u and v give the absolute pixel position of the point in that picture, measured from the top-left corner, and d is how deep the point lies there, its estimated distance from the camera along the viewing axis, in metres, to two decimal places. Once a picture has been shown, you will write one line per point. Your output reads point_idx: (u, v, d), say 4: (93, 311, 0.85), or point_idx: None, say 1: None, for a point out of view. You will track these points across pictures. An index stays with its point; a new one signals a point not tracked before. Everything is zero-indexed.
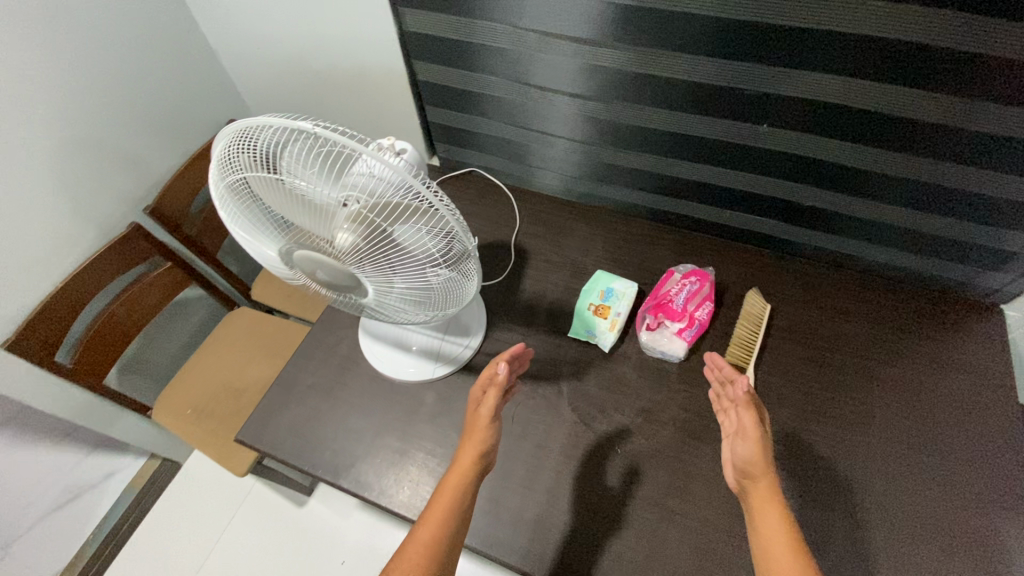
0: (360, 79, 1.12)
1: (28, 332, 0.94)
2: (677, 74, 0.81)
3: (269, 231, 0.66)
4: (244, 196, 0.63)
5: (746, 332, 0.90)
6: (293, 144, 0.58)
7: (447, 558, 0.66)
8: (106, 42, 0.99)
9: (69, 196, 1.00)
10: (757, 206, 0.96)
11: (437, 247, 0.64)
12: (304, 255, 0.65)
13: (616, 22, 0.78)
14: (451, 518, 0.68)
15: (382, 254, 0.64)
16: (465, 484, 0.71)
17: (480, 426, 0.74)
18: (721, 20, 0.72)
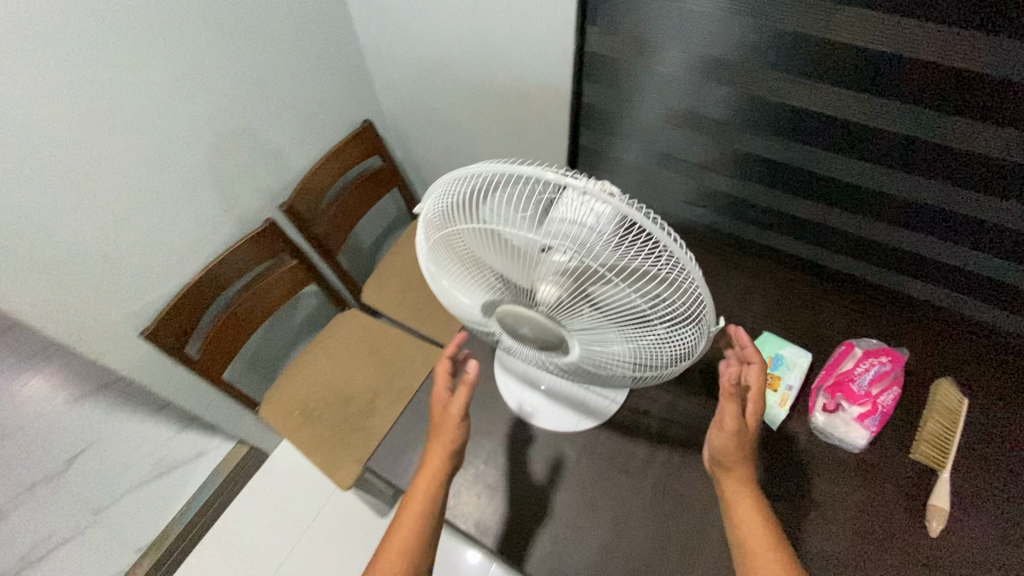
0: (516, 91, 1.06)
1: (166, 322, 0.94)
2: (884, 124, 0.77)
3: (465, 279, 0.64)
4: (445, 246, 0.61)
5: (938, 427, 0.78)
6: (500, 188, 0.54)
7: (423, 560, 0.65)
8: (278, 34, 0.97)
9: (217, 187, 0.98)
10: (939, 271, 0.92)
11: (655, 306, 0.54)
12: (511, 310, 0.62)
13: (829, 63, 0.74)
14: (423, 523, 0.66)
15: (593, 311, 0.56)
16: (436, 487, 0.67)
17: (450, 428, 0.69)
18: (952, 72, 0.68)
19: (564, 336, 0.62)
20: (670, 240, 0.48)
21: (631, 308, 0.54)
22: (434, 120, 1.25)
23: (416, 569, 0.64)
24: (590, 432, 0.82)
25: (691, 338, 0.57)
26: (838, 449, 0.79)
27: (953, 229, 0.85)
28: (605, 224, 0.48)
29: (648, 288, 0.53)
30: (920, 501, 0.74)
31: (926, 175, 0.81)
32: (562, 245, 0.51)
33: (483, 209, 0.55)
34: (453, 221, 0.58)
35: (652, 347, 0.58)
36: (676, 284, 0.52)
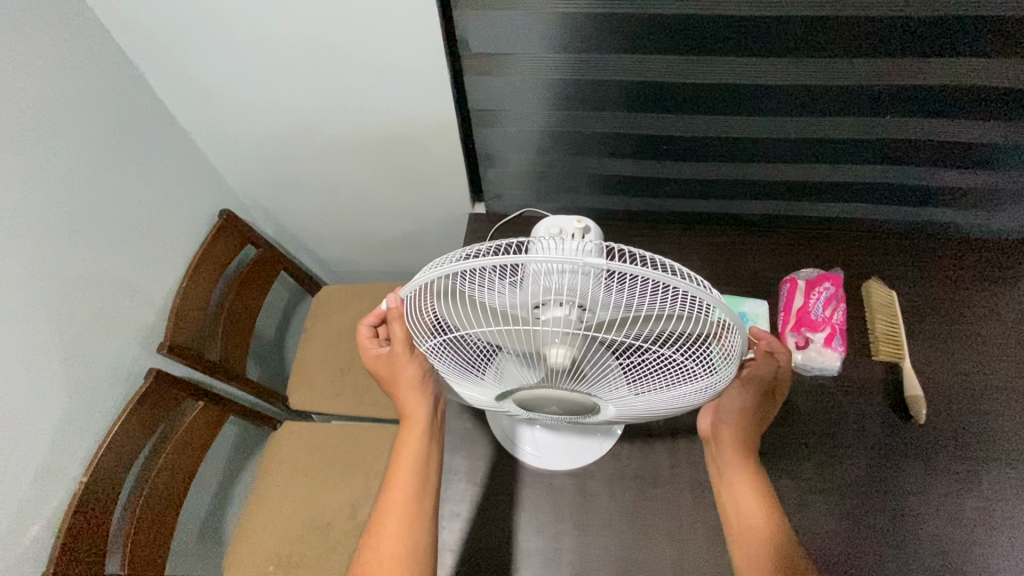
0: (388, 139, 0.97)
1: (66, 557, 0.73)
2: (768, 81, 0.78)
3: (464, 365, 0.58)
4: (437, 345, 0.56)
5: (886, 325, 0.87)
6: (466, 276, 0.51)
7: (426, 501, 0.65)
8: (77, 162, 0.79)
9: (65, 364, 0.77)
10: (850, 193, 0.94)
11: (669, 333, 0.50)
12: (529, 394, 0.59)
13: (701, 36, 0.73)
14: (419, 470, 0.66)
15: (613, 355, 0.53)
16: (422, 433, 0.68)
17: (404, 365, 0.64)
18: (811, 19, 0.69)
19: (599, 399, 0.60)
20: (658, 271, 0.44)
21: (647, 343, 0.51)
22: (300, 187, 1.10)
23: (422, 512, 0.64)
24: (611, 456, 0.79)
25: (720, 355, 0.52)
26: (821, 378, 0.85)
27: (848, 152, 0.87)
28: (584, 274, 0.46)
29: (658, 321, 0.49)
30: (895, 396, 0.83)
31: (810, 113, 0.81)
32: (556, 298, 0.49)
33: (460, 298, 0.51)
34: (434, 318, 0.54)
35: (682, 377, 0.54)
36: (685, 309, 0.48)
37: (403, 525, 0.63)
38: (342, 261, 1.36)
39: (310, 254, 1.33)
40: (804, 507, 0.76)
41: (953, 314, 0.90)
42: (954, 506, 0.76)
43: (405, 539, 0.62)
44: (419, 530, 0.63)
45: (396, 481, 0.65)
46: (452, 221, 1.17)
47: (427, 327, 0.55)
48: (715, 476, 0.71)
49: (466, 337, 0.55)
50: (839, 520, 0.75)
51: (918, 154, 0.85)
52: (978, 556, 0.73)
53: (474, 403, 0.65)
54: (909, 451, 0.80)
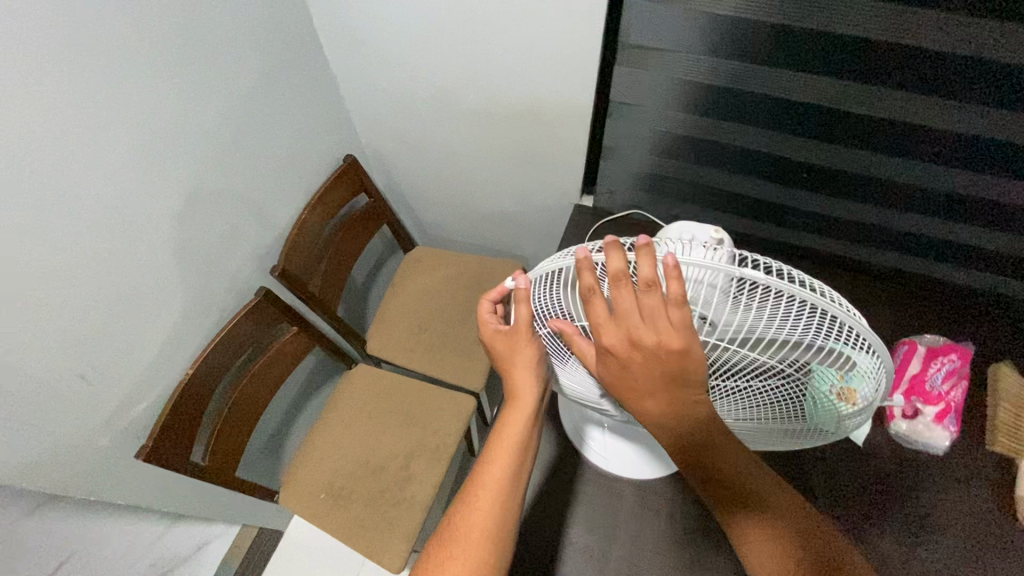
0: (517, 117, 0.98)
1: (163, 435, 0.81)
2: (938, 125, 0.72)
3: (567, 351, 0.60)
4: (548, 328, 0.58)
5: (1008, 414, 0.79)
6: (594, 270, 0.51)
7: (518, 486, 0.61)
8: (238, 87, 0.86)
9: (192, 263, 0.85)
10: (996, 260, 0.86)
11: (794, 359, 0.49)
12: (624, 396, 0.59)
13: (878, 64, 0.69)
14: (518, 452, 0.62)
15: (724, 368, 0.54)
16: (528, 414, 0.63)
17: (523, 345, 0.60)
18: (1009, 67, 0.64)
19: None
20: (798, 291, 0.42)
21: (767, 364, 0.50)
22: (419, 145, 1.14)
23: (513, 497, 0.60)
24: (678, 476, 0.77)
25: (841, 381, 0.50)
26: (922, 453, 0.78)
27: (1010, 219, 0.79)
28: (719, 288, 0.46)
29: (787, 346, 0.47)
30: (1003, 491, 0.75)
31: (973, 168, 0.75)
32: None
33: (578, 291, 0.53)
34: (549, 305, 0.55)
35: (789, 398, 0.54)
36: (820, 337, 0.46)
37: (494, 505, 0.59)
38: (438, 225, 1.39)
39: (410, 213, 1.38)
40: None
41: None
42: None
43: (493, 521, 0.58)
44: (508, 515, 0.59)
45: (494, 458, 0.61)
46: (555, 207, 1.17)
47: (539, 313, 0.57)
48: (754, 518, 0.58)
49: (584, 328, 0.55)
50: None
51: None
52: None
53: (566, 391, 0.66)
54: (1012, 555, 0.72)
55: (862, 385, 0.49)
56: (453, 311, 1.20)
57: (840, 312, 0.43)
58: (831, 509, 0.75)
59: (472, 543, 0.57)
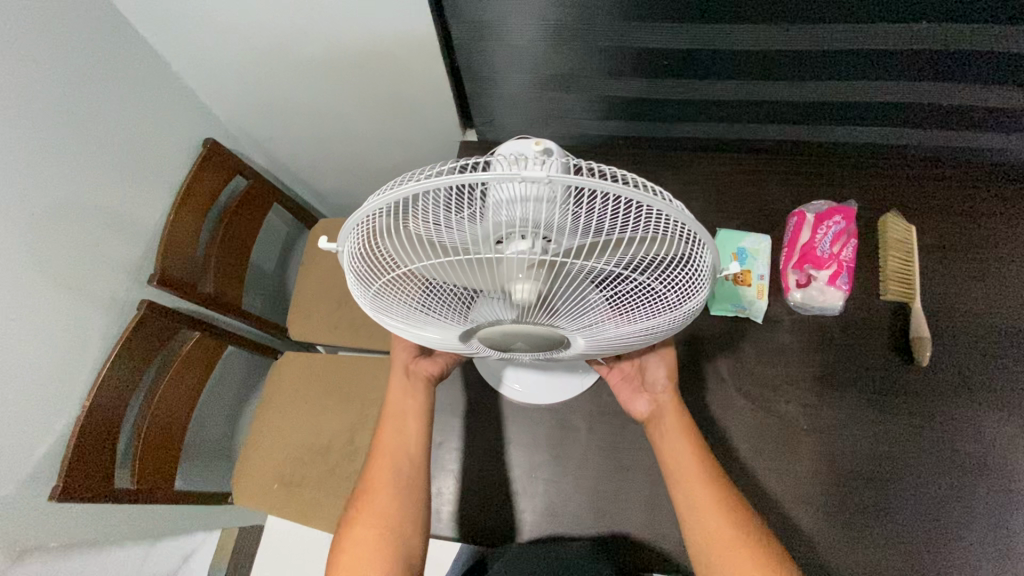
0: (371, 59, 0.91)
1: (75, 473, 0.78)
2: None
3: (423, 303, 0.54)
4: (396, 282, 0.52)
5: (897, 262, 0.81)
6: (420, 203, 0.46)
7: (413, 448, 0.69)
8: (43, 91, 0.76)
9: (54, 292, 0.79)
10: (872, 111, 0.84)
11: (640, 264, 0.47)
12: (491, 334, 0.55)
13: None
14: (409, 421, 0.70)
15: (583, 287, 0.49)
16: (413, 388, 0.72)
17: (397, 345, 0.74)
18: None
19: (562, 333, 0.54)
20: (630, 190, 0.40)
21: (619, 270, 0.47)
22: (283, 113, 1.06)
23: (409, 457, 0.68)
24: (592, 392, 0.78)
25: (692, 279, 0.49)
26: (821, 317, 0.80)
27: (872, 65, 0.77)
28: (546, 199, 0.42)
29: (634, 248, 0.45)
30: (899, 337, 0.79)
31: (826, 20, 0.72)
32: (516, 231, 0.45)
33: (411, 231, 0.47)
34: (387, 253, 0.50)
35: (654, 310, 0.51)
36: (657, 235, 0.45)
37: (393, 463, 0.67)
38: (340, 192, 1.34)
39: (304, 185, 1.30)
40: (785, 448, 0.75)
41: (977, 251, 0.83)
42: (946, 452, 0.73)
43: (395, 475, 0.66)
44: (406, 472, 0.67)
45: (387, 431, 0.70)
46: (443, 147, 1.13)
47: (381, 264, 0.51)
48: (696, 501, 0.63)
49: (432, 273, 0.50)
50: (820, 459, 0.74)
51: (943, 67, 0.76)
52: (964, 503, 0.71)
53: (444, 347, 0.61)
54: (908, 392, 0.76)
55: (709, 278, 0.50)
56: None
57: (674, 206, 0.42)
58: (741, 389, 0.78)
59: (383, 498, 0.65)
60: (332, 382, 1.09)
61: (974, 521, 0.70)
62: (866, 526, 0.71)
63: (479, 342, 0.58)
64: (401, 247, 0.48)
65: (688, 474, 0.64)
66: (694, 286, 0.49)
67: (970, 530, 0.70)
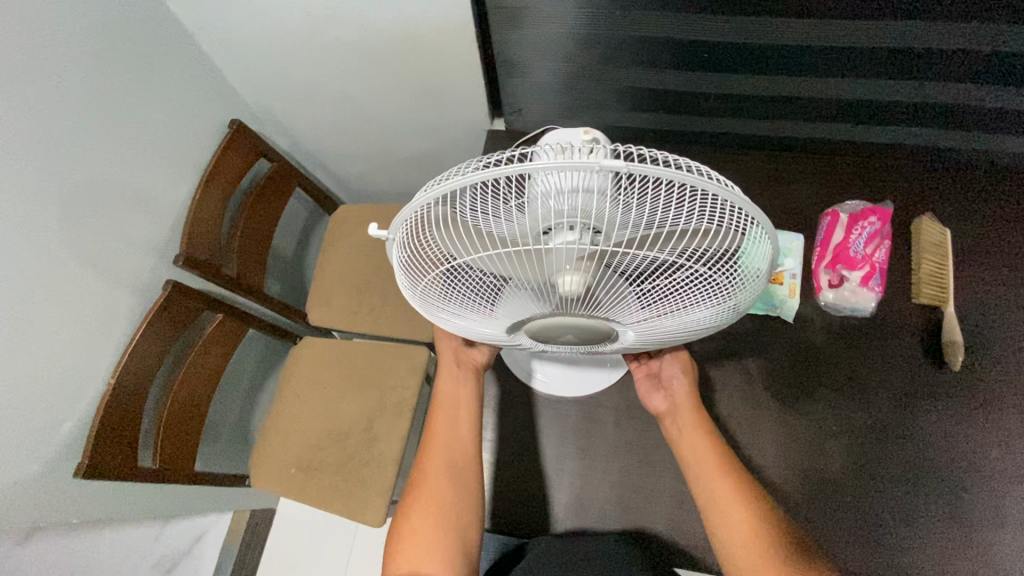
0: (402, 43, 0.89)
1: (99, 451, 0.79)
2: None
3: (466, 295, 0.54)
4: (440, 274, 0.52)
5: (931, 265, 0.80)
6: (470, 193, 0.45)
7: (470, 436, 0.69)
8: (73, 66, 0.76)
9: (82, 270, 0.79)
10: (913, 111, 0.83)
11: (694, 255, 0.46)
12: (535, 326, 0.54)
13: None
14: (465, 409, 0.70)
15: (632, 280, 0.48)
16: (465, 377, 0.72)
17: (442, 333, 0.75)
18: None
19: (606, 326, 0.54)
20: (686, 176, 0.39)
21: (670, 261, 0.46)
22: (310, 97, 1.05)
23: (467, 444, 0.68)
24: (620, 387, 0.78)
25: (744, 270, 0.47)
26: (852, 319, 0.80)
27: (913, 65, 0.76)
28: (601, 186, 0.41)
29: (687, 238, 0.44)
30: (931, 341, 0.78)
31: (870, 17, 0.71)
32: (563, 222, 0.45)
33: (457, 223, 0.46)
34: (434, 246, 0.49)
35: (702, 302, 0.50)
36: (712, 221, 0.43)
37: (446, 448, 0.67)
38: (361, 179, 1.33)
39: (325, 170, 1.29)
40: (814, 448, 0.74)
41: (1012, 257, 0.82)
42: (975, 459, 0.73)
43: (450, 460, 0.66)
44: (465, 459, 0.67)
45: (440, 417, 0.69)
46: (468, 135, 1.12)
47: (426, 257, 0.50)
48: (710, 483, 0.63)
49: (478, 265, 0.49)
50: (848, 462, 0.73)
51: (987, 69, 0.74)
52: (991, 509, 0.71)
53: (481, 338, 0.61)
54: (940, 396, 0.76)
55: (762, 268, 0.48)
56: (388, 265, 1.16)
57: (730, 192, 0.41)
58: (770, 388, 0.77)
59: (437, 485, 0.64)
60: (349, 367, 1.08)
61: (1003, 529, 0.70)
62: (893, 528, 0.71)
63: (526, 334, 0.58)
64: (447, 241, 0.48)
65: (710, 467, 0.64)
66: (746, 277, 0.48)
67: (998, 537, 0.70)
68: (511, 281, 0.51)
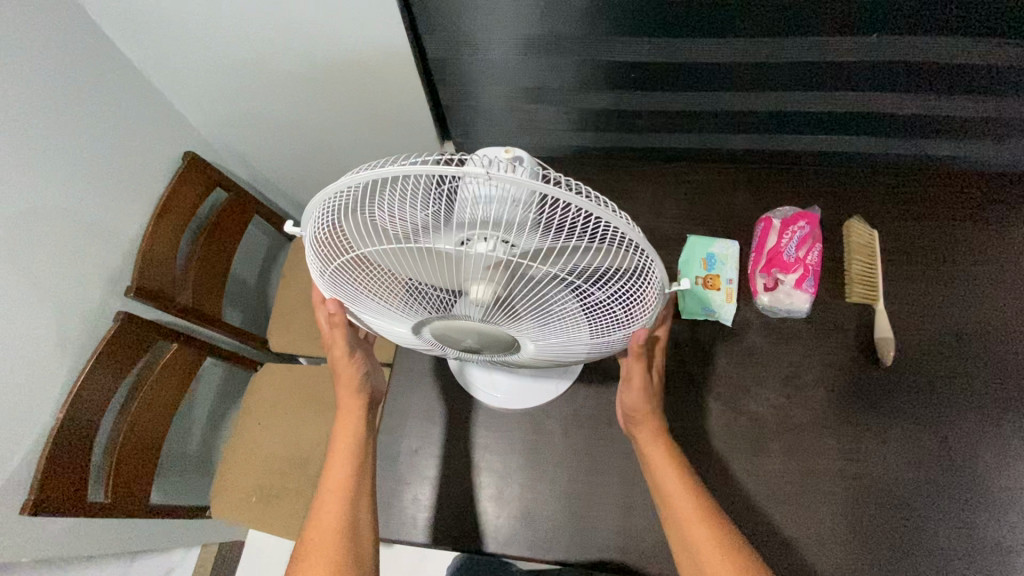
0: (350, 73, 0.93)
1: (47, 487, 0.78)
2: None
3: (391, 300, 0.56)
4: (364, 271, 0.54)
5: (860, 265, 0.84)
6: (391, 191, 0.47)
7: (365, 480, 0.67)
8: (20, 109, 0.77)
9: (27, 304, 0.79)
10: (833, 119, 0.87)
11: (595, 273, 0.49)
12: (441, 327, 0.58)
13: None
14: (358, 453, 0.68)
15: (539, 292, 0.50)
16: (359, 420, 0.70)
17: (343, 368, 0.69)
18: None
19: (513, 334, 0.57)
20: (587, 206, 0.41)
21: (573, 275, 0.49)
22: (265, 127, 1.08)
23: (362, 490, 0.66)
24: (567, 397, 0.79)
25: (644, 292, 0.51)
26: (788, 319, 0.82)
27: (825, 76, 0.80)
28: (508, 203, 0.43)
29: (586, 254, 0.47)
30: (865, 339, 0.81)
31: (780, 35, 0.75)
32: (479, 232, 0.46)
33: (379, 220, 0.49)
34: (354, 244, 0.51)
35: (601, 318, 0.53)
36: (612, 247, 0.46)
37: (344, 506, 0.64)
38: None
39: (284, 195, 1.31)
40: (758, 447, 0.76)
41: (938, 252, 0.85)
42: (911, 450, 0.75)
43: (345, 518, 0.63)
44: (358, 506, 0.65)
45: (334, 462, 0.67)
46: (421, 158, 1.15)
47: (349, 254, 0.52)
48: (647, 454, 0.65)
49: (400, 268, 0.52)
50: (790, 460, 0.75)
51: (894, 78, 0.79)
52: (929, 497, 0.73)
53: (404, 340, 0.64)
54: (875, 391, 0.78)
55: (660, 293, 0.51)
56: None
57: (625, 223, 0.43)
58: (714, 391, 0.79)
59: (328, 537, 0.61)
60: (310, 392, 1.09)
61: (943, 517, 0.72)
62: (836, 522, 0.72)
63: (432, 334, 0.61)
64: (369, 237, 0.50)
65: (650, 438, 0.65)
66: (644, 300, 0.51)
67: (936, 525, 0.72)
68: (430, 287, 0.54)
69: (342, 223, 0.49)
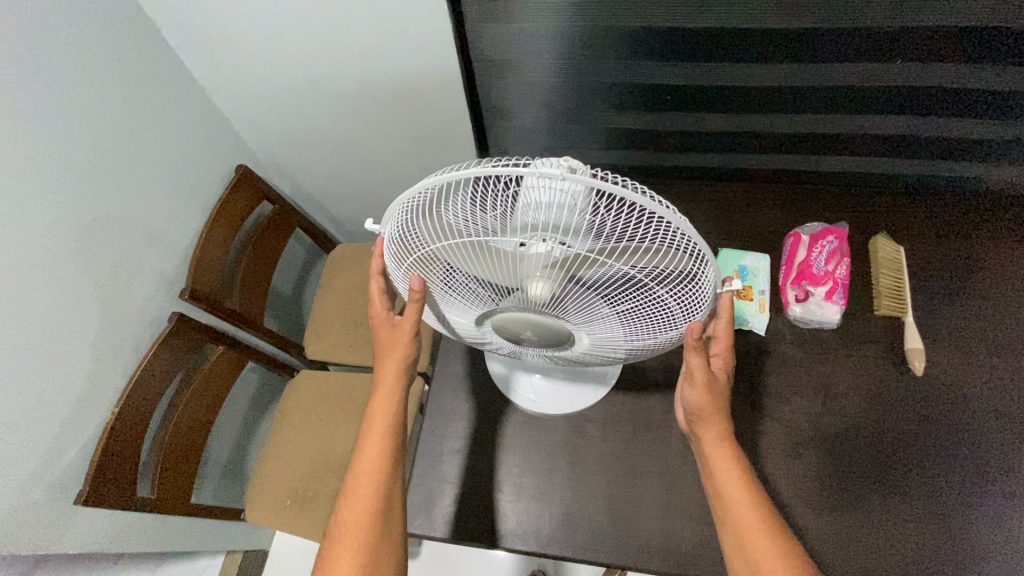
0: (398, 95, 0.99)
1: (101, 479, 0.80)
2: (765, 25, 0.76)
3: (454, 292, 0.61)
4: (429, 264, 0.58)
5: (889, 280, 0.87)
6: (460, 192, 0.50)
7: (398, 459, 0.67)
8: (100, 124, 0.83)
9: (92, 303, 0.83)
10: (857, 140, 0.92)
11: (649, 272, 0.52)
12: (505, 318, 0.62)
13: None
14: (394, 433, 0.67)
15: (593, 287, 0.54)
16: (398, 397, 0.69)
17: (398, 341, 0.67)
18: None
19: (570, 329, 0.62)
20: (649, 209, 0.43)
21: (628, 274, 0.52)
22: (312, 143, 1.14)
23: (395, 469, 0.67)
24: (605, 401, 0.81)
25: (696, 291, 0.53)
26: (819, 330, 0.85)
27: (849, 99, 0.85)
28: (572, 206, 0.46)
29: (641, 255, 0.49)
30: (896, 350, 0.83)
31: (807, 60, 0.80)
32: (538, 233, 0.48)
33: (446, 220, 0.52)
34: (423, 240, 0.54)
35: (652, 314, 0.57)
36: (668, 248, 0.49)
37: (377, 484, 0.65)
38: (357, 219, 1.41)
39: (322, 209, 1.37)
40: (794, 453, 0.78)
41: (963, 267, 0.88)
42: (946, 458, 0.76)
43: (379, 496, 0.64)
44: (390, 485, 0.66)
45: (369, 437, 0.67)
46: None
47: (417, 248, 0.56)
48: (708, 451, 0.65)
49: (464, 263, 0.55)
50: (825, 466, 0.77)
51: (915, 101, 0.83)
52: (967, 505, 0.74)
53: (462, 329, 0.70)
54: (908, 400, 0.80)
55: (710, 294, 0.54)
56: None
57: (684, 225, 0.45)
58: (749, 397, 0.81)
59: (361, 511, 0.63)
60: (344, 399, 1.11)
61: (979, 524, 0.73)
62: (873, 528, 0.73)
63: (492, 328, 0.66)
64: (436, 233, 0.53)
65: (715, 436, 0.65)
66: (695, 298, 0.54)
67: (974, 532, 0.73)
68: (490, 283, 0.57)
69: (416, 217, 0.53)
